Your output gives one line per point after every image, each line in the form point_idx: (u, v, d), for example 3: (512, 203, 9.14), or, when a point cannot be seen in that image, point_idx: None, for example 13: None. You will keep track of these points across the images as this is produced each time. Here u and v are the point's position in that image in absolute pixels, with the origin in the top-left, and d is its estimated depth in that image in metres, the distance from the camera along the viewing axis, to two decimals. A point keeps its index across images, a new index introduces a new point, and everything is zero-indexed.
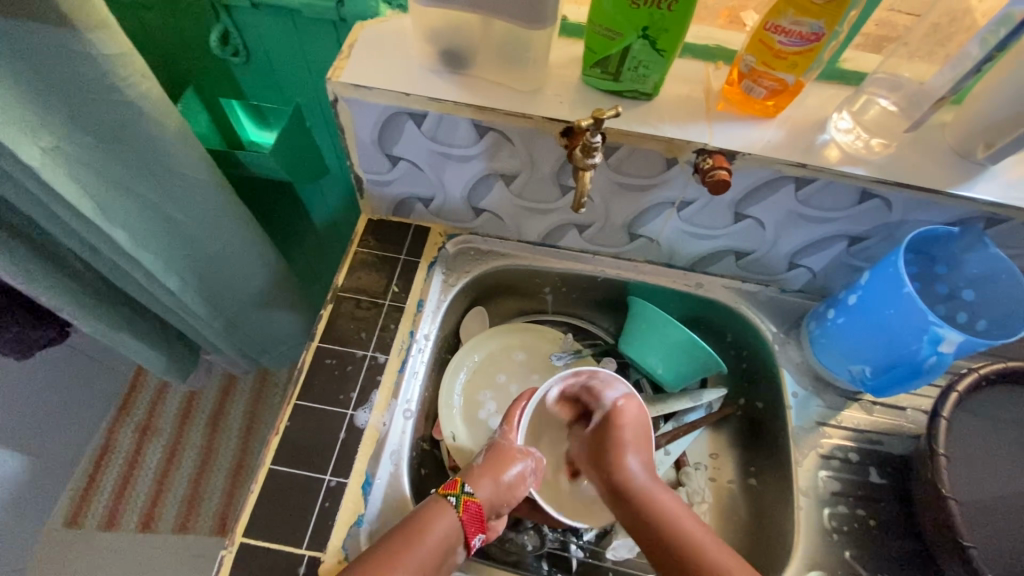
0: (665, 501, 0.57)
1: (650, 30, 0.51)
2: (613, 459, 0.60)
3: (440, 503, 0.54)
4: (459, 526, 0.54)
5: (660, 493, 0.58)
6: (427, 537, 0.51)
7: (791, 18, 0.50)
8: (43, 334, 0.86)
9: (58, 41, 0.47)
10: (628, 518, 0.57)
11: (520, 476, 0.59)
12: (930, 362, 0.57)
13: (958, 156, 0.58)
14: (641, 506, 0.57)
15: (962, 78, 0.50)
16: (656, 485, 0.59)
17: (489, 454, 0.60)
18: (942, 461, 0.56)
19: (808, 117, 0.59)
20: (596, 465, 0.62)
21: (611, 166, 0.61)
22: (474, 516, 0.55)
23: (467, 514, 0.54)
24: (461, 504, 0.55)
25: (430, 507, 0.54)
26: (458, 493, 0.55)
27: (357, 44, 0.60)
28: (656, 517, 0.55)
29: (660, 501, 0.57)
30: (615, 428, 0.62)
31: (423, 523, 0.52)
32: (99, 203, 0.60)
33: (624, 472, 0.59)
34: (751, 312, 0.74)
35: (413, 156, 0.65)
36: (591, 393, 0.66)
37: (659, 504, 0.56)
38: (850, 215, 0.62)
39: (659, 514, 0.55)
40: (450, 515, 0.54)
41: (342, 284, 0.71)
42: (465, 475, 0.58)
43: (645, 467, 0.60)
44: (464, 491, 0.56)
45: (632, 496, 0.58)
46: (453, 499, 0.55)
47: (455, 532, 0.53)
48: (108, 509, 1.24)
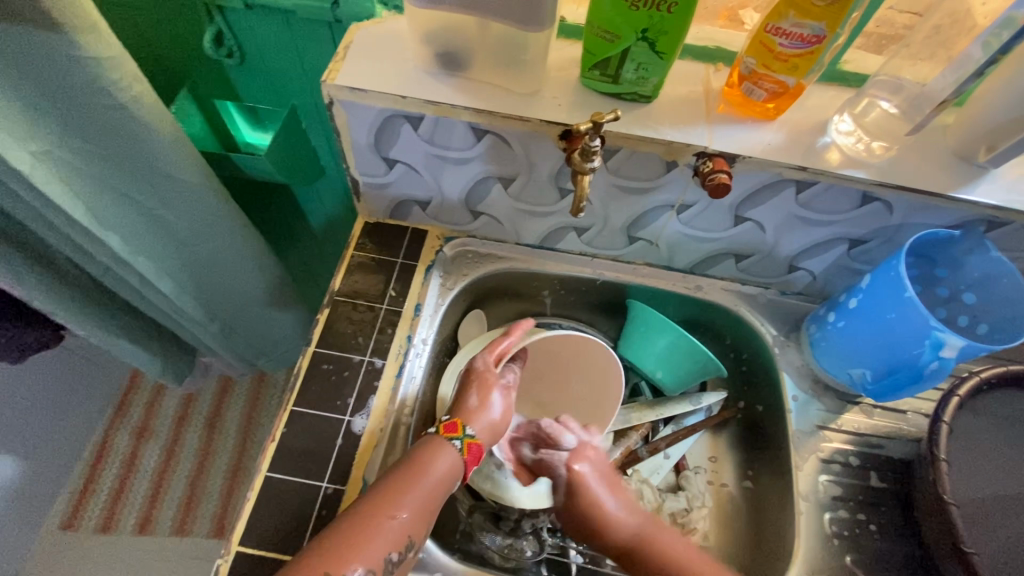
0: (664, 539, 0.55)
1: (650, 32, 0.50)
2: (597, 523, 0.56)
3: (441, 443, 0.55)
4: (460, 463, 0.55)
5: (660, 535, 0.56)
6: (423, 474, 0.52)
7: (792, 19, 0.49)
8: (38, 338, 0.85)
9: (46, 44, 0.46)
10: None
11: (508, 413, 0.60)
12: (932, 367, 0.57)
13: (959, 158, 0.57)
14: (655, 560, 0.54)
15: (963, 81, 0.50)
16: (656, 524, 0.57)
17: (481, 392, 0.59)
18: (943, 467, 0.56)
19: (809, 119, 0.59)
20: (580, 530, 0.57)
21: (611, 170, 0.60)
22: (477, 455, 0.56)
23: (469, 455, 0.55)
24: (466, 446, 0.55)
25: (428, 446, 0.54)
26: (461, 436, 0.55)
27: (353, 46, 0.59)
28: (661, 556, 0.54)
29: (662, 543, 0.55)
30: (582, 491, 0.57)
31: (420, 461, 0.53)
32: (91, 209, 0.59)
33: (614, 531, 0.55)
34: (750, 315, 0.73)
35: (410, 159, 0.65)
36: (542, 463, 0.60)
37: (666, 545, 0.55)
38: (851, 218, 0.61)
39: (663, 552, 0.54)
40: (452, 454, 0.54)
41: (338, 288, 0.70)
42: (463, 416, 0.57)
43: (626, 506, 0.57)
44: (467, 434, 0.56)
45: (634, 547, 0.55)
46: (456, 441, 0.55)
47: (455, 468, 0.54)
48: (105, 512, 1.24)
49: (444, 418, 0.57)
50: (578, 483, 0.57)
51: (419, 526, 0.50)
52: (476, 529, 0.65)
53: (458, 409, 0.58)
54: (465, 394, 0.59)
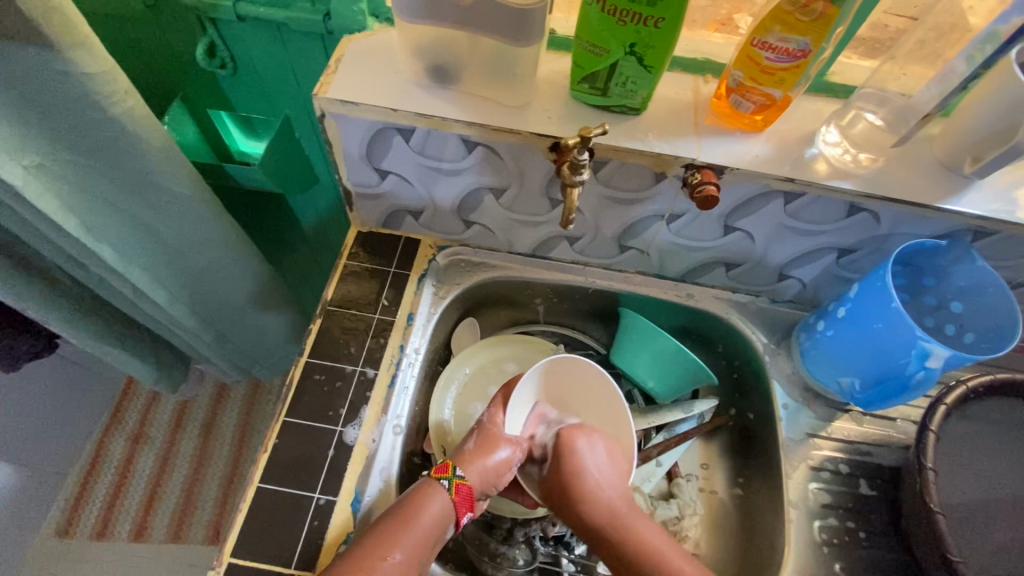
0: (639, 526, 0.56)
1: (638, 46, 0.51)
2: (584, 496, 0.57)
3: (432, 483, 0.56)
4: (451, 505, 0.55)
5: (636, 521, 0.57)
6: (421, 514, 0.53)
7: (778, 34, 0.50)
8: (31, 346, 0.85)
9: (38, 59, 0.47)
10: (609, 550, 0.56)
11: (506, 462, 0.59)
12: (918, 378, 0.58)
13: (945, 169, 0.58)
14: (624, 538, 0.56)
15: (948, 94, 0.51)
16: (631, 510, 0.58)
17: (478, 438, 0.60)
18: (930, 475, 0.56)
19: (796, 130, 0.59)
20: (565, 501, 0.59)
21: (601, 181, 0.61)
22: (466, 497, 0.56)
23: (458, 496, 0.55)
24: (455, 486, 0.55)
25: (422, 486, 0.55)
26: (450, 476, 0.56)
27: (344, 59, 0.60)
28: (630, 539, 0.55)
29: (634, 527, 0.56)
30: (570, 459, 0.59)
31: (415, 503, 0.53)
32: (84, 221, 0.60)
33: (594, 507, 0.57)
34: (741, 323, 0.73)
35: (402, 170, 0.65)
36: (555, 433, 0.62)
37: (642, 535, 0.56)
38: (840, 228, 0.62)
39: (632, 535, 0.56)
40: (443, 495, 0.55)
41: (331, 297, 0.70)
42: (456, 458, 0.58)
43: (620, 494, 0.58)
44: (456, 474, 0.56)
45: (608, 530, 0.56)
46: (445, 482, 0.55)
47: (447, 510, 0.55)
48: (100, 519, 1.23)
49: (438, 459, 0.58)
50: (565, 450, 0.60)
51: (412, 568, 0.51)
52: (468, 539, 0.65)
53: (454, 453, 0.59)
54: (465, 440, 0.60)
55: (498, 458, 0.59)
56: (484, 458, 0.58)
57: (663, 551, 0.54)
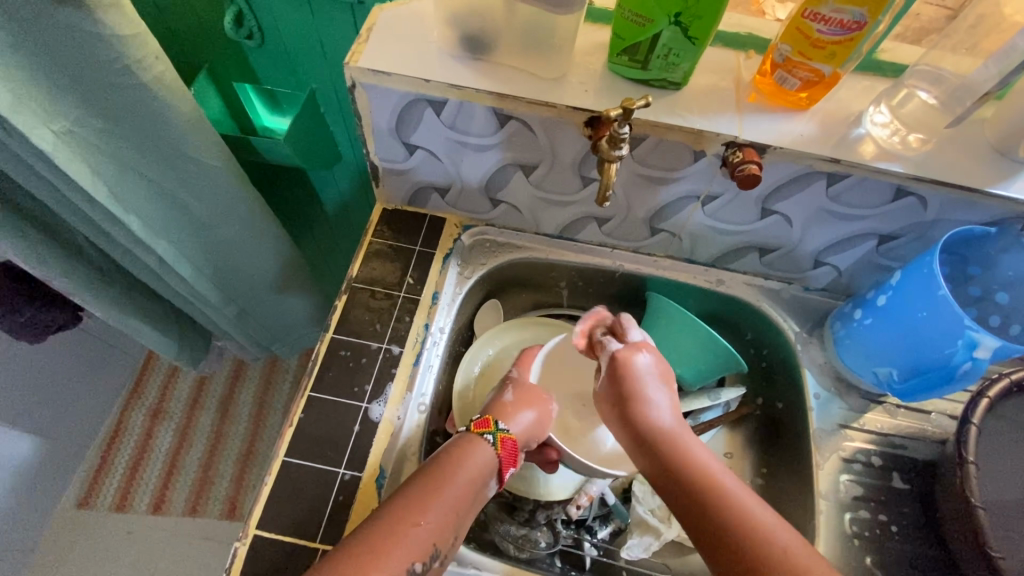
0: (692, 444, 0.52)
1: (684, 16, 0.49)
2: (635, 409, 0.55)
3: (473, 438, 0.55)
4: (495, 460, 0.55)
5: (686, 438, 0.53)
6: (454, 477, 0.51)
7: (832, 5, 0.47)
8: (57, 318, 0.86)
9: (70, 20, 0.46)
10: (660, 470, 0.52)
11: (544, 416, 0.61)
12: (964, 368, 0.55)
13: (998, 153, 0.56)
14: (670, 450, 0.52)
15: (1008, 73, 0.48)
16: (684, 430, 0.54)
17: (515, 392, 0.62)
18: (971, 469, 0.55)
19: (842, 110, 0.57)
20: (618, 417, 0.57)
21: (636, 159, 0.59)
22: (511, 451, 0.56)
23: (504, 450, 0.55)
24: (499, 440, 0.55)
25: (459, 444, 0.54)
26: (493, 431, 0.56)
27: (376, 27, 0.58)
28: (677, 454, 0.52)
29: (686, 444, 0.52)
30: (624, 374, 0.57)
31: (449, 464, 0.52)
32: (112, 189, 0.59)
33: (643, 422, 0.54)
34: (773, 311, 0.72)
35: (431, 145, 0.64)
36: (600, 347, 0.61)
37: (692, 450, 0.52)
38: (883, 213, 0.59)
39: (680, 450, 0.52)
40: (486, 448, 0.55)
41: (356, 274, 0.70)
42: (496, 414, 0.58)
43: (672, 412, 0.55)
44: (500, 428, 0.56)
45: (654, 443, 0.53)
46: (489, 436, 0.55)
47: (485, 467, 0.54)
48: (120, 491, 1.26)
49: (477, 415, 0.58)
50: (624, 364, 0.57)
51: (443, 532, 0.49)
52: (491, 519, 0.65)
53: (494, 406, 0.60)
54: (502, 392, 0.62)
55: (535, 413, 0.60)
56: (524, 410, 0.60)
57: (707, 468, 0.50)
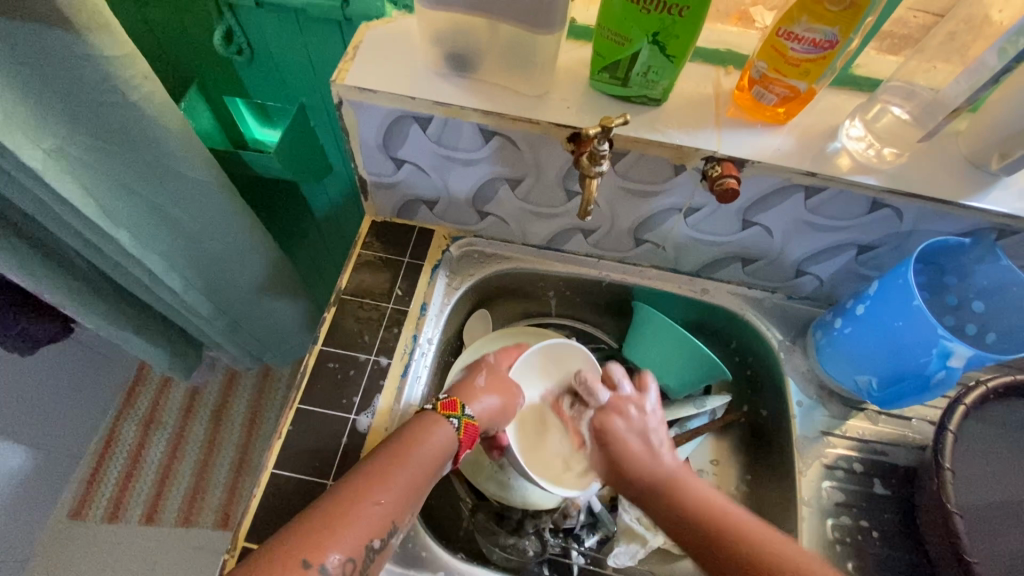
0: (690, 483, 0.56)
1: (661, 35, 0.50)
2: (629, 466, 0.59)
3: (437, 418, 0.56)
4: (454, 441, 0.56)
5: (689, 481, 0.57)
6: (413, 453, 0.53)
7: (805, 24, 0.49)
8: (49, 330, 0.86)
9: (59, 43, 0.47)
10: (670, 517, 0.55)
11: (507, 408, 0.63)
12: (938, 377, 0.57)
13: (972, 166, 0.57)
14: (674, 496, 0.56)
15: (978, 88, 0.49)
16: (684, 473, 0.58)
17: (488, 377, 0.64)
18: (948, 475, 0.56)
19: (819, 124, 0.58)
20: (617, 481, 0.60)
21: (618, 173, 0.60)
22: (471, 436, 0.58)
23: (465, 435, 0.57)
24: (462, 425, 0.57)
25: (419, 425, 0.55)
26: (458, 415, 0.57)
27: (362, 45, 0.59)
28: (679, 496, 0.55)
29: (686, 485, 0.56)
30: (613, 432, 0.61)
31: (409, 442, 0.53)
32: (101, 205, 0.60)
33: (641, 474, 0.58)
34: (756, 319, 0.73)
35: (418, 159, 0.65)
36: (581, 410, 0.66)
37: (691, 489, 0.56)
38: (861, 224, 0.61)
39: (682, 493, 0.56)
40: (447, 430, 0.56)
41: (345, 286, 0.70)
42: (464, 397, 0.60)
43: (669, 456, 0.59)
44: (465, 414, 0.58)
45: (660, 492, 0.56)
46: (454, 420, 0.57)
47: (445, 445, 0.55)
48: (113, 501, 1.25)
49: (445, 396, 0.59)
50: (604, 421, 0.63)
51: (401, 508, 0.50)
52: (479, 529, 0.66)
53: (463, 389, 0.62)
54: (474, 374, 0.64)
55: (500, 400, 0.62)
56: (492, 396, 0.62)
57: (706, 502, 0.54)
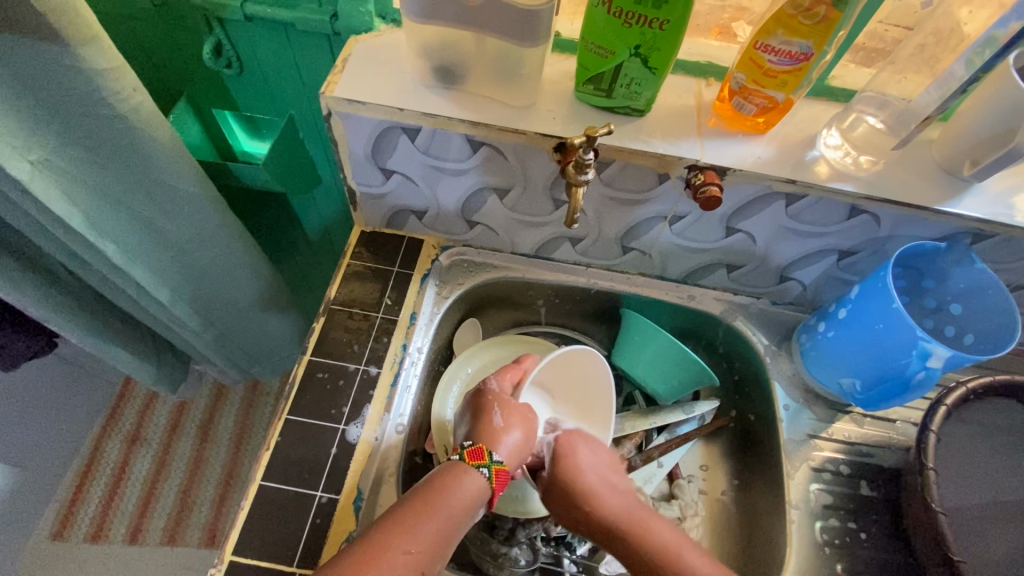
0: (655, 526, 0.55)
1: (642, 48, 0.51)
2: (592, 506, 0.56)
3: (467, 468, 0.53)
4: (486, 490, 0.53)
5: (651, 519, 0.56)
6: (447, 499, 0.50)
7: (781, 37, 0.51)
8: (31, 346, 0.85)
9: (48, 54, 0.47)
10: (627, 557, 0.54)
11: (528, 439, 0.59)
12: (919, 377, 0.58)
13: (945, 172, 0.59)
14: (637, 539, 0.54)
15: (947, 98, 0.51)
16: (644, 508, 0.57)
17: (504, 412, 0.59)
18: (932, 475, 0.57)
19: (797, 133, 0.60)
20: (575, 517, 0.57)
21: (605, 182, 0.61)
22: (503, 483, 0.55)
23: (497, 482, 0.54)
24: (494, 474, 0.53)
25: (452, 472, 0.53)
26: (489, 464, 0.54)
27: (351, 58, 0.60)
28: (642, 539, 0.54)
29: (649, 528, 0.55)
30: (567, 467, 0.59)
31: (444, 487, 0.51)
32: (88, 217, 0.60)
33: (601, 512, 0.56)
34: (743, 325, 0.74)
35: (406, 169, 0.65)
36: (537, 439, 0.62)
37: (656, 533, 0.55)
38: (840, 230, 0.62)
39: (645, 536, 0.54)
40: (479, 479, 0.53)
41: (334, 296, 0.70)
42: (488, 441, 0.56)
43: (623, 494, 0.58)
44: (494, 461, 0.54)
45: (619, 531, 0.55)
46: (484, 469, 0.53)
47: (479, 495, 0.52)
48: (95, 522, 1.22)
49: (470, 443, 0.55)
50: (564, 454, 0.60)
51: (430, 559, 0.48)
52: (470, 539, 0.65)
53: (483, 433, 0.57)
54: (488, 414, 0.59)
55: (523, 435, 0.58)
56: (513, 432, 0.58)
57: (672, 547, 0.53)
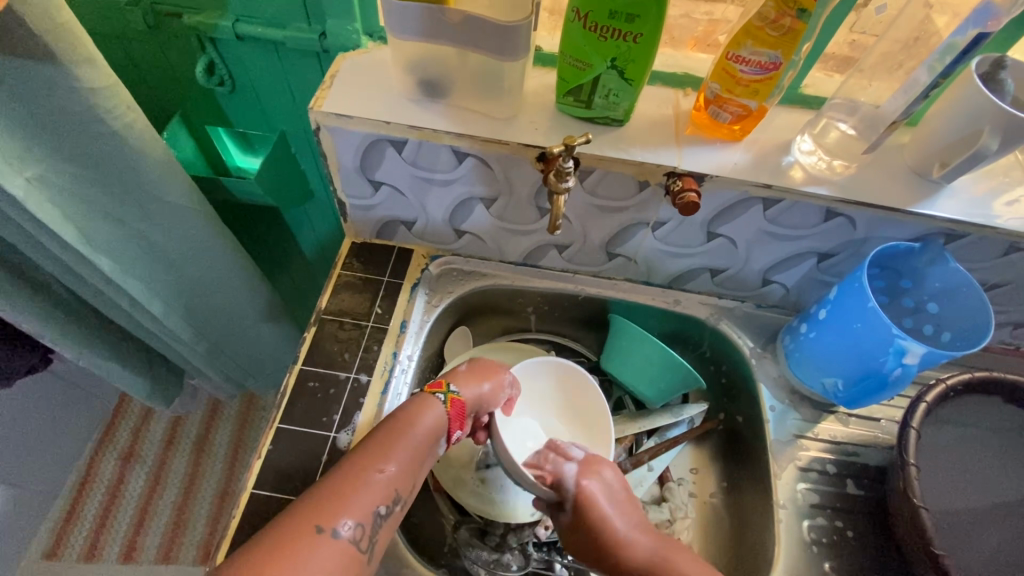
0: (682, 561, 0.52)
1: (618, 60, 0.53)
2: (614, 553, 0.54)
3: (425, 396, 0.57)
4: (446, 418, 0.57)
5: (677, 552, 0.53)
6: (414, 424, 0.54)
7: (750, 48, 0.53)
8: (27, 362, 0.86)
9: (44, 74, 0.49)
10: None
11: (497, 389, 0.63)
12: (896, 374, 0.59)
13: (916, 175, 0.61)
14: None
15: (912, 102, 0.53)
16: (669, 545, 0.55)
17: (471, 363, 0.63)
18: (913, 471, 0.57)
19: (773, 140, 0.62)
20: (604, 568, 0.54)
21: (587, 190, 0.63)
22: (460, 411, 0.58)
23: (452, 410, 0.57)
24: (449, 399, 0.57)
25: (414, 401, 0.56)
26: (445, 391, 0.58)
27: (339, 74, 0.62)
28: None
29: (679, 563, 0.52)
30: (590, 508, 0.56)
31: (412, 414, 0.55)
32: (83, 232, 0.61)
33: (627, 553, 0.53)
34: (728, 328, 0.75)
35: (394, 181, 0.67)
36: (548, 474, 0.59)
37: (686, 568, 0.52)
38: (818, 233, 0.64)
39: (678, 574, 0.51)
40: (437, 407, 0.56)
41: (325, 306, 0.72)
42: (449, 377, 0.60)
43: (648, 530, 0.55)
44: (450, 390, 0.58)
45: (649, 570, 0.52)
46: (440, 395, 0.57)
47: (440, 423, 0.56)
48: (89, 540, 1.22)
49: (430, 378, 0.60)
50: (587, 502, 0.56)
51: (406, 478, 0.52)
52: (462, 545, 0.66)
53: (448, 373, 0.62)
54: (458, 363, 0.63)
55: (489, 385, 0.62)
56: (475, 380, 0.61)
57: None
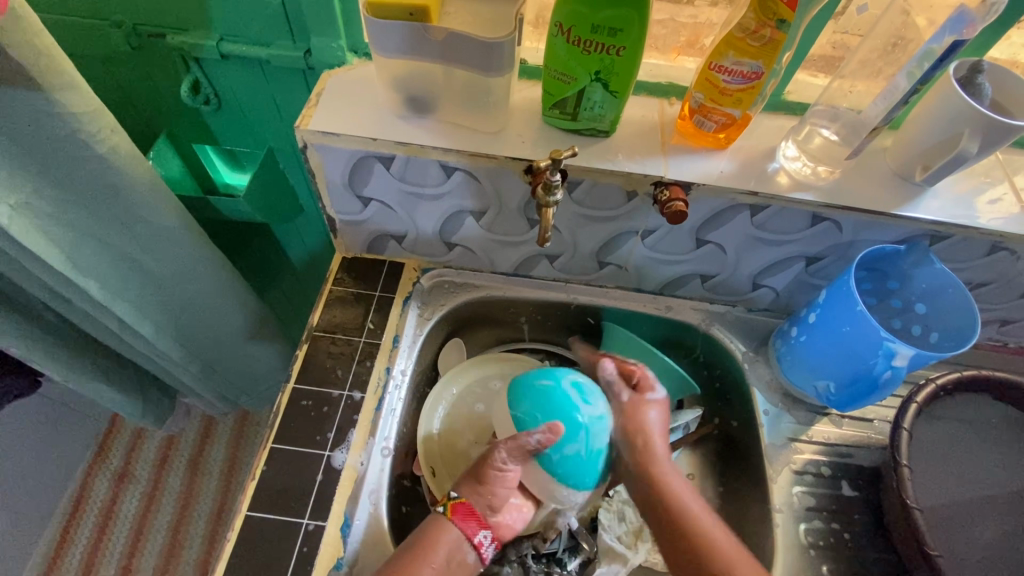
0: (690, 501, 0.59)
1: (603, 73, 0.54)
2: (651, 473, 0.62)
3: (436, 516, 0.58)
4: (460, 528, 0.57)
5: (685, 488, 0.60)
6: (432, 542, 0.55)
7: (732, 58, 0.53)
8: (15, 386, 0.85)
9: (26, 101, 0.48)
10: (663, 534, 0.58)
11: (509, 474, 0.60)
12: (886, 376, 0.60)
13: (899, 178, 0.61)
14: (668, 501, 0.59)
15: (892, 108, 0.54)
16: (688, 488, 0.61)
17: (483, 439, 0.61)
18: (905, 472, 0.58)
19: (758, 147, 0.63)
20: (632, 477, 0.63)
21: (576, 201, 0.63)
22: (467, 511, 0.58)
23: (459, 514, 0.57)
24: (450, 508, 0.58)
25: (429, 524, 0.57)
26: (446, 501, 0.58)
27: (324, 92, 0.62)
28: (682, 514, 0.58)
29: (681, 498, 0.59)
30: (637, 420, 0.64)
31: (428, 532, 0.56)
32: (70, 256, 0.60)
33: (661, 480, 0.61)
34: (720, 333, 0.75)
35: (383, 197, 0.67)
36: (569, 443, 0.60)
37: (686, 502, 0.59)
38: (805, 237, 0.65)
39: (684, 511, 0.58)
40: (449, 525, 0.57)
41: (317, 322, 0.71)
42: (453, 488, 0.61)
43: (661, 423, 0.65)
44: (450, 497, 0.59)
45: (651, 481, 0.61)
46: (442, 508, 0.58)
47: (456, 536, 0.56)
48: (83, 564, 1.20)
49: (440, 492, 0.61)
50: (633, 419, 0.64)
51: None
52: None
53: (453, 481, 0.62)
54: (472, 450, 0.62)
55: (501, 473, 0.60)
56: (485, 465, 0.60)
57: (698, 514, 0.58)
